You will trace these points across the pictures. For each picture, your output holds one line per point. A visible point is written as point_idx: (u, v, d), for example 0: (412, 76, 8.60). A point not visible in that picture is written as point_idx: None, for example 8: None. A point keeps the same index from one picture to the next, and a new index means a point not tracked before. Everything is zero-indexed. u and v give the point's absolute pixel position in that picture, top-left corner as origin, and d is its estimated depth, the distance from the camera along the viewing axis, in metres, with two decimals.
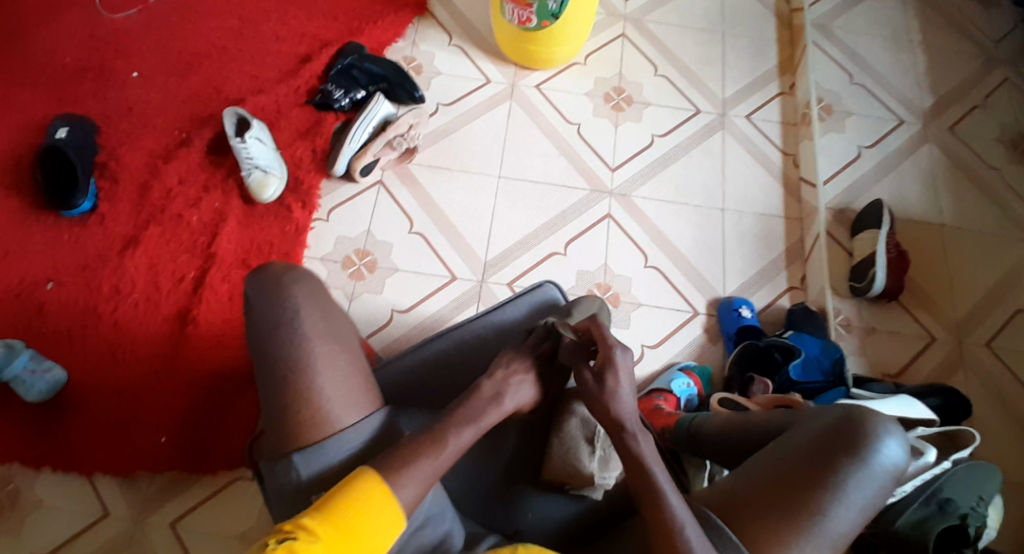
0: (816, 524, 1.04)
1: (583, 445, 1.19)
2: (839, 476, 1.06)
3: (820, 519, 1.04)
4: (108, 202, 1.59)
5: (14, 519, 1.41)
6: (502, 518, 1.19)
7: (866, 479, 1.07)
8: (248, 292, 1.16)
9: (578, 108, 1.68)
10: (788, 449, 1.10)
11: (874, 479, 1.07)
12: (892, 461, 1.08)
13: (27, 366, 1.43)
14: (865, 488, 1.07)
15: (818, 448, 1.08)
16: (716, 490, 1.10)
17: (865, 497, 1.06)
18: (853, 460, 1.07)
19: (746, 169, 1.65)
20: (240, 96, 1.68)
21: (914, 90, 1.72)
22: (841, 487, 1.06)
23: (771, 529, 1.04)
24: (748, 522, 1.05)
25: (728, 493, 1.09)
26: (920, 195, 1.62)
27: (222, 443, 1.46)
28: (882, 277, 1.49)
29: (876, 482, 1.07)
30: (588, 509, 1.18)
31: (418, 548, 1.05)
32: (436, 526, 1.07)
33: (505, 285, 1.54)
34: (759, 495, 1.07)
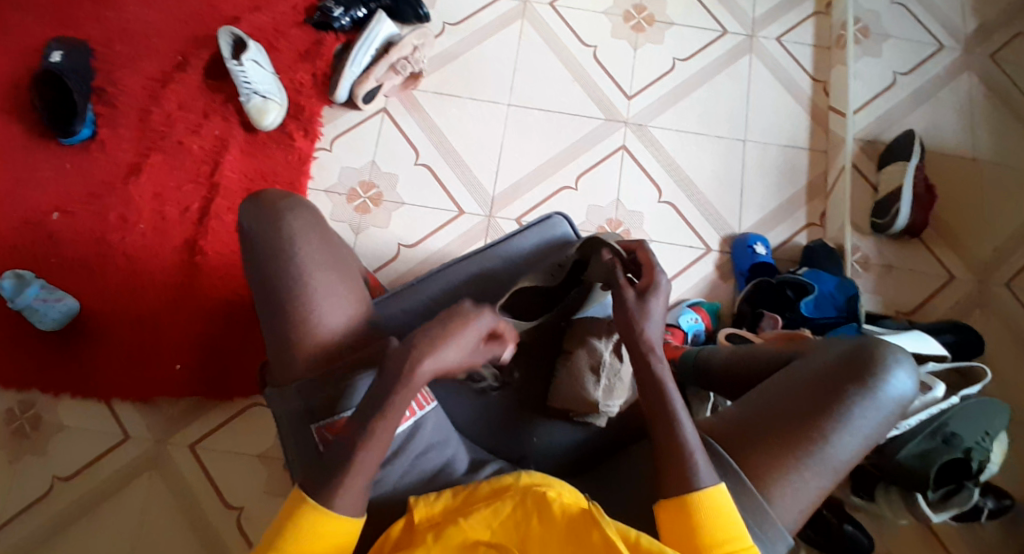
0: (817, 452, 1.03)
1: (588, 376, 1.17)
2: (844, 405, 1.04)
3: (822, 447, 1.03)
4: (109, 128, 1.55)
5: (40, 442, 1.47)
6: (508, 445, 1.20)
7: (872, 408, 1.05)
8: (242, 223, 1.13)
9: (594, 29, 1.58)
10: (795, 377, 1.08)
11: (881, 409, 1.05)
12: (900, 391, 1.06)
13: (39, 295, 1.42)
14: (870, 418, 1.05)
15: (824, 376, 1.06)
16: (720, 416, 1.09)
17: (870, 426, 1.05)
18: (859, 389, 1.05)
19: (772, 96, 1.55)
20: (237, 15, 1.59)
21: (960, 10, 1.58)
22: (845, 416, 1.04)
23: (771, 455, 1.03)
24: (748, 448, 1.04)
25: (732, 423, 1.08)
26: (956, 126, 1.52)
27: (237, 368, 1.49)
28: (907, 213, 1.42)
29: (882, 413, 1.05)
30: (590, 442, 1.19)
31: (419, 475, 1.08)
32: (440, 451, 1.11)
33: (513, 220, 1.49)
34: (763, 424, 1.05)
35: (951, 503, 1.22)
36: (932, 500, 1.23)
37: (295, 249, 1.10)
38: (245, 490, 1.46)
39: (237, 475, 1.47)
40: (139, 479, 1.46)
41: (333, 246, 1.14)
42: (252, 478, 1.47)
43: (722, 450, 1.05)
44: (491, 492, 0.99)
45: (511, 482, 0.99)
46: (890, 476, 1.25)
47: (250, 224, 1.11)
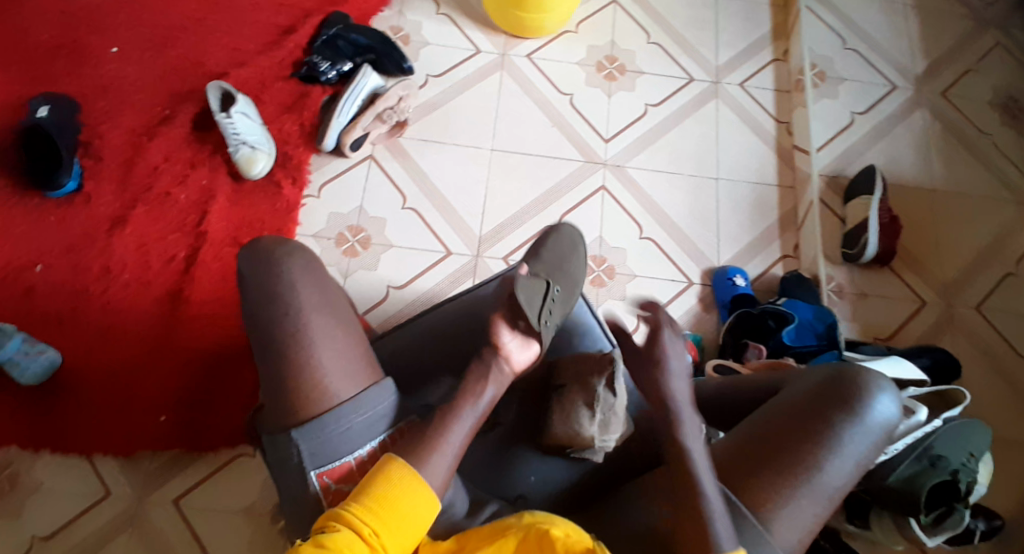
0: (811, 479, 1.03)
1: (582, 410, 1.12)
2: (833, 432, 1.05)
3: (816, 474, 1.04)
4: (93, 181, 1.56)
5: (16, 503, 1.39)
6: (501, 486, 1.17)
7: (860, 434, 1.06)
8: (240, 267, 1.12)
9: (570, 77, 1.67)
10: (782, 406, 1.10)
11: (869, 434, 1.06)
12: (886, 417, 1.07)
13: (21, 349, 1.39)
14: (859, 444, 1.06)
15: (811, 403, 1.08)
16: (712, 449, 1.10)
17: (860, 451, 1.06)
18: (847, 416, 1.06)
19: (740, 137, 1.64)
20: (223, 70, 1.64)
21: (906, 55, 1.71)
22: (835, 442, 1.05)
23: (767, 485, 1.03)
24: (743, 478, 1.05)
25: (724, 455, 1.08)
26: (912, 159, 1.62)
27: (219, 423, 1.44)
28: (874, 243, 1.50)
29: (870, 438, 1.06)
30: (587, 472, 1.18)
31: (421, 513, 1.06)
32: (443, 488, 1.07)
33: (500, 259, 1.53)
34: (755, 455, 1.06)
35: (945, 526, 1.22)
36: (926, 524, 1.23)
37: (291, 294, 1.09)
38: (231, 550, 1.39)
39: (221, 534, 1.40)
40: (120, 539, 1.38)
41: (327, 289, 1.13)
42: (235, 537, 1.40)
43: (718, 482, 1.05)
44: (491, 532, 0.99)
45: (513, 521, 0.99)
46: (880, 500, 1.25)
47: (247, 264, 1.11)
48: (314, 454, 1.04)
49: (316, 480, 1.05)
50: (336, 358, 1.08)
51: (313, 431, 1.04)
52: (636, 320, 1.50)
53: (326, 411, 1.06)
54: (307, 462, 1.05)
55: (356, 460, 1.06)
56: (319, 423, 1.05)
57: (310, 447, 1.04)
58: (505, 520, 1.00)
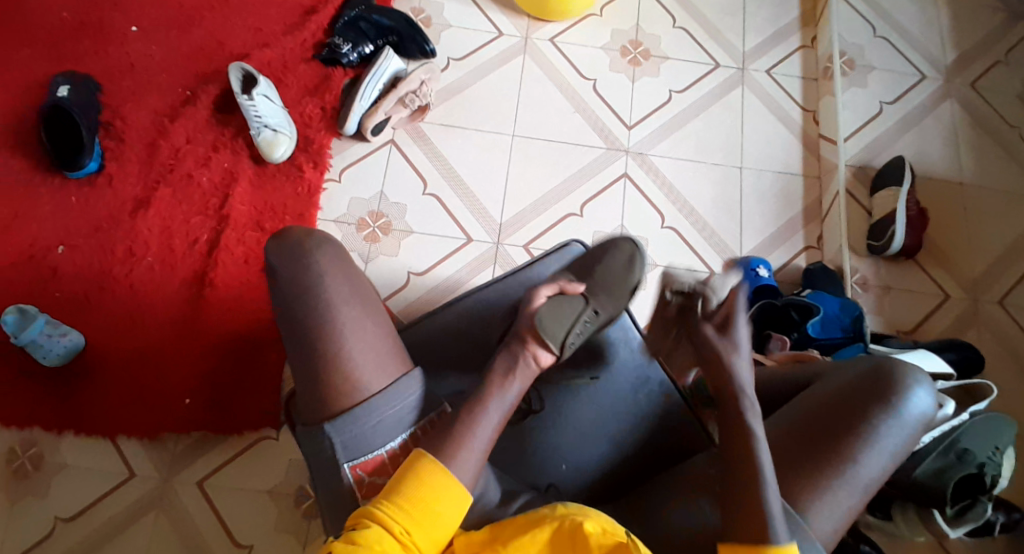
0: (846, 470, 1.04)
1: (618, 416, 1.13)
2: (869, 425, 1.06)
3: (851, 466, 1.04)
4: (115, 162, 1.56)
5: (42, 483, 1.41)
6: (533, 472, 1.18)
7: (896, 427, 1.06)
8: (269, 259, 1.12)
9: (594, 63, 1.64)
10: (817, 399, 1.10)
11: (905, 427, 1.07)
12: (922, 410, 1.07)
13: (44, 331, 1.39)
14: (895, 436, 1.06)
15: (846, 396, 1.08)
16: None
17: (896, 443, 1.06)
18: (882, 409, 1.06)
19: (765, 125, 1.62)
20: (243, 50, 1.63)
21: (937, 44, 1.68)
22: (870, 435, 1.05)
23: (802, 477, 1.05)
24: (778, 471, 1.06)
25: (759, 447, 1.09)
26: (940, 151, 1.60)
27: (246, 404, 1.45)
28: (901, 236, 1.48)
29: (906, 431, 1.07)
30: (617, 457, 1.19)
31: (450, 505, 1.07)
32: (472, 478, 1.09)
33: (521, 248, 1.52)
34: (790, 447, 1.07)
35: (968, 518, 1.23)
36: (949, 517, 1.24)
37: (320, 285, 1.09)
38: (257, 529, 1.41)
39: (246, 513, 1.42)
40: (146, 519, 1.40)
41: (354, 280, 1.13)
42: (261, 516, 1.42)
43: None
44: (522, 525, 1.00)
45: (547, 513, 1.00)
46: (905, 493, 1.26)
47: (274, 256, 1.11)
48: (349, 446, 1.07)
49: (350, 472, 1.07)
50: (366, 351, 1.09)
51: (346, 423, 1.07)
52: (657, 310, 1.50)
53: (358, 404, 1.08)
54: (341, 454, 1.07)
55: (389, 453, 1.09)
56: (352, 416, 1.07)
57: (343, 440, 1.07)
58: (535, 513, 1.01)
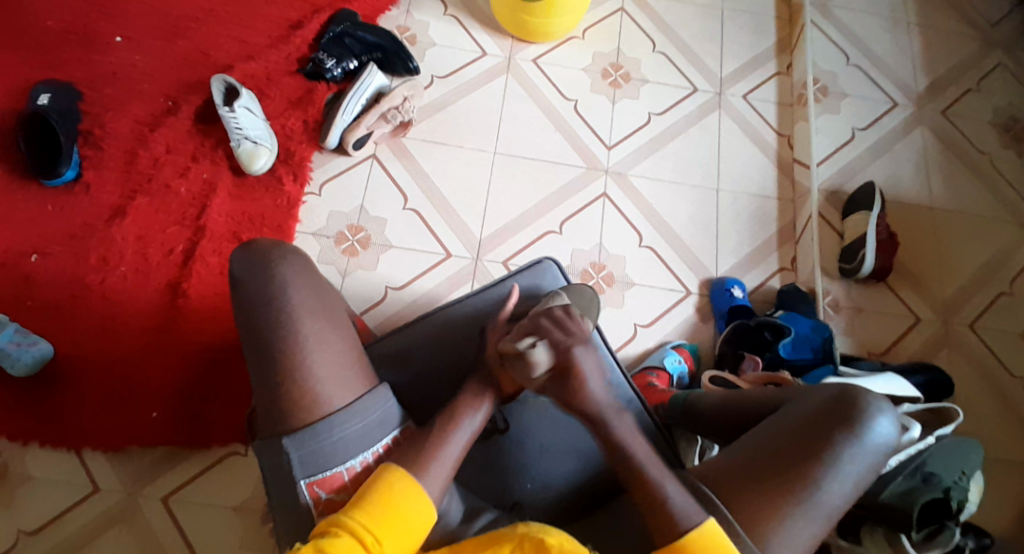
0: (809, 496, 1.06)
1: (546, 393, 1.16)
2: (832, 451, 1.08)
3: (814, 491, 1.06)
4: (93, 170, 1.55)
5: (6, 495, 1.39)
6: (502, 492, 1.19)
7: (859, 454, 1.08)
8: (233, 271, 1.13)
9: (575, 84, 1.67)
10: (784, 424, 1.12)
11: (868, 454, 1.09)
12: (884, 438, 1.09)
13: (13, 340, 1.38)
14: (858, 464, 1.08)
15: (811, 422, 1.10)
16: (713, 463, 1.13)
17: (858, 470, 1.08)
18: (847, 436, 1.08)
19: (742, 148, 1.65)
20: (229, 63, 1.63)
21: (909, 73, 1.73)
22: (834, 462, 1.07)
23: (767, 501, 1.06)
24: (744, 492, 1.07)
25: (723, 470, 1.11)
26: (911, 177, 1.63)
27: (219, 417, 1.44)
28: (871, 259, 1.51)
29: (868, 459, 1.09)
30: (588, 475, 1.21)
31: None
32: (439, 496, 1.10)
33: (500, 264, 1.53)
34: (754, 471, 1.09)
35: (937, 542, 1.24)
36: (918, 541, 1.24)
37: (286, 297, 1.10)
38: (222, 546, 1.39)
39: (211, 530, 1.40)
40: (110, 532, 1.38)
41: (324, 295, 1.14)
42: (227, 533, 1.40)
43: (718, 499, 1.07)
44: (487, 539, 1.02)
45: (507, 531, 1.02)
46: (876, 517, 1.26)
47: (242, 271, 1.12)
48: (306, 462, 1.06)
49: (307, 490, 1.06)
50: (331, 364, 1.10)
51: (306, 439, 1.06)
52: (633, 328, 1.52)
53: (320, 418, 1.07)
54: (299, 470, 1.06)
55: (348, 472, 1.08)
56: (313, 431, 1.06)
57: (301, 454, 1.06)
58: (501, 533, 1.02)
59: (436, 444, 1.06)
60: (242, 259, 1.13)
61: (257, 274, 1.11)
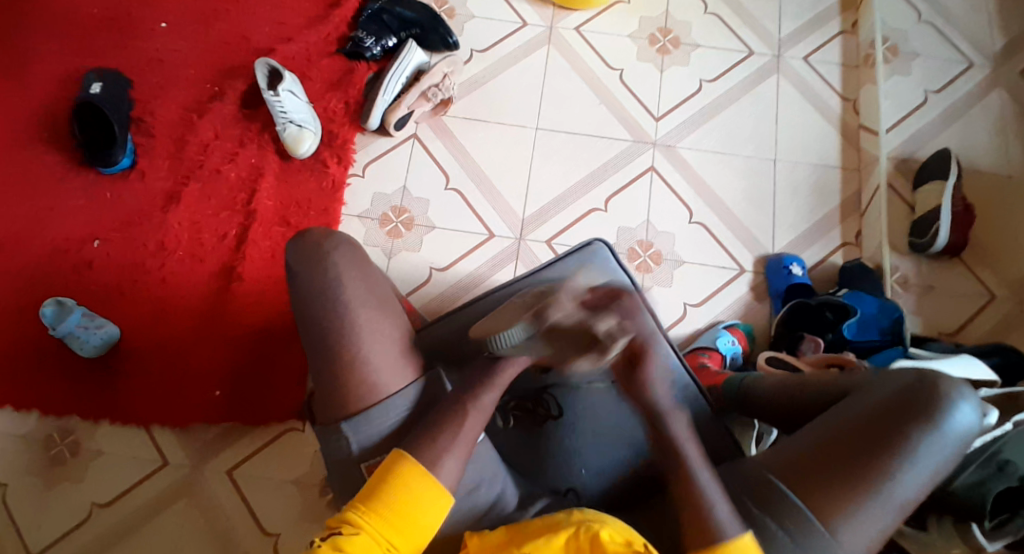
0: (882, 488, 1.02)
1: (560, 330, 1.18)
2: (909, 441, 1.03)
3: (888, 484, 1.02)
4: (146, 158, 1.58)
5: (78, 469, 1.45)
6: (553, 479, 1.21)
7: (938, 444, 1.03)
8: (286, 260, 1.16)
9: (620, 53, 1.60)
10: (857, 410, 1.07)
11: (947, 444, 1.04)
12: (964, 425, 1.04)
13: (81, 323, 1.42)
14: (935, 454, 1.03)
15: (886, 409, 1.05)
16: (779, 450, 1.09)
17: (936, 460, 1.03)
18: (924, 425, 1.03)
19: (801, 114, 1.56)
20: (270, 46, 1.63)
21: (987, 27, 1.58)
22: (909, 453, 1.03)
23: (835, 493, 1.02)
24: (816, 481, 1.04)
25: (791, 458, 1.07)
26: (989, 143, 1.51)
27: (276, 397, 1.48)
28: (946, 233, 1.40)
29: (946, 449, 1.04)
30: (641, 460, 1.21)
31: (468, 513, 1.11)
32: (491, 486, 1.14)
33: (544, 244, 1.50)
34: (822, 459, 1.05)
35: (1006, 531, 1.15)
36: (987, 529, 1.15)
37: (336, 288, 1.13)
38: (283, 519, 1.44)
39: (273, 501, 1.45)
40: (177, 505, 1.44)
41: (372, 281, 1.16)
42: (286, 506, 1.44)
43: (785, 489, 1.05)
44: (544, 526, 1.03)
45: (563, 518, 1.03)
46: (941, 507, 1.19)
47: (297, 263, 1.14)
48: (364, 443, 1.13)
49: (366, 471, 1.12)
50: (385, 352, 1.14)
51: (362, 423, 1.12)
52: (683, 308, 1.47)
53: (373, 404, 1.13)
54: (356, 452, 1.13)
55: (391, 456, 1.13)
56: (367, 414, 1.12)
57: (359, 438, 1.12)
58: (549, 519, 1.04)
59: (453, 427, 1.09)
60: (293, 245, 1.16)
61: (308, 264, 1.13)
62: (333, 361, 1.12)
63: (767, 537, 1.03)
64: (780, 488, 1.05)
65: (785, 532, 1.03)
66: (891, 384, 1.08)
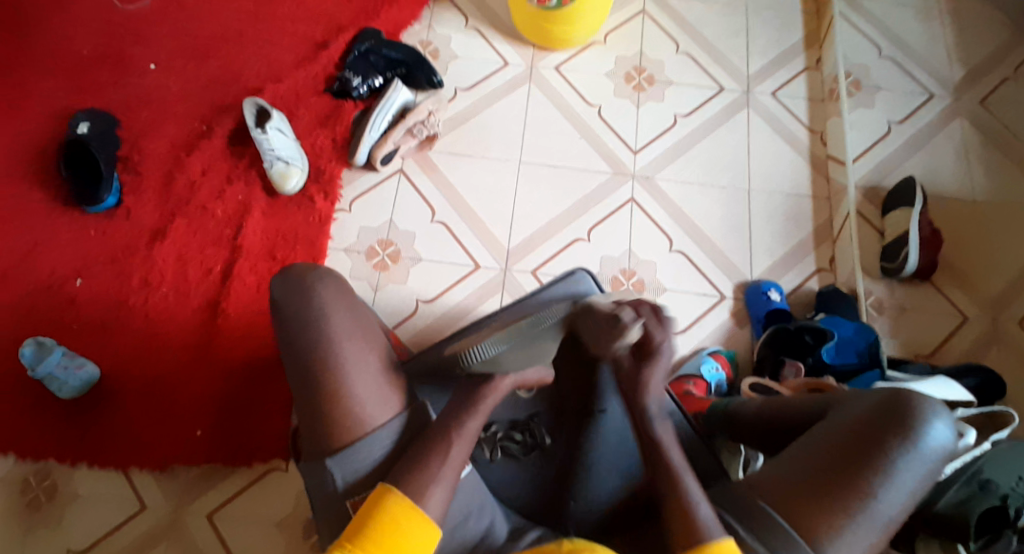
0: (866, 506, 1.03)
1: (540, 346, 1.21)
2: (889, 459, 1.05)
3: (872, 501, 1.04)
4: (133, 195, 1.59)
5: (54, 514, 1.42)
6: (550, 507, 1.22)
7: (917, 460, 1.06)
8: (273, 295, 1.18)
9: (599, 89, 1.66)
10: (836, 431, 1.09)
11: (924, 461, 1.06)
12: (940, 442, 1.07)
13: (62, 362, 1.41)
14: (914, 471, 1.06)
15: (865, 430, 1.08)
16: (762, 473, 1.11)
17: (915, 478, 1.05)
18: (903, 441, 1.06)
19: (772, 145, 1.63)
20: (258, 85, 1.67)
21: (944, 63, 1.68)
22: (889, 470, 1.05)
23: (821, 512, 1.04)
24: (800, 501, 1.05)
25: (776, 481, 1.08)
26: (952, 171, 1.58)
27: (261, 434, 1.46)
28: (915, 257, 1.47)
29: (924, 465, 1.06)
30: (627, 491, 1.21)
31: (464, 541, 1.11)
32: (480, 517, 1.14)
33: (529, 273, 1.53)
34: (805, 480, 1.07)
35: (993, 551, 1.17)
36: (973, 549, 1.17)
37: (325, 323, 1.15)
38: None
39: (256, 543, 1.42)
40: (158, 548, 1.41)
41: (359, 315, 1.19)
42: (270, 547, 1.42)
43: (772, 510, 1.06)
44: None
45: (551, 548, 1.03)
46: (930, 528, 1.21)
47: (281, 296, 1.17)
48: (352, 480, 1.12)
49: (351, 507, 1.11)
50: (371, 384, 1.14)
51: (347, 459, 1.12)
52: None
53: (360, 436, 1.12)
54: (341, 485, 1.12)
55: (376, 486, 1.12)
56: (352, 449, 1.12)
57: (344, 473, 1.11)
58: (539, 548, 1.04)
59: (440, 452, 1.09)
60: (279, 280, 1.19)
61: (296, 296, 1.16)
62: (325, 387, 1.13)
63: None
64: (768, 509, 1.05)
65: None
66: (868, 405, 1.10)
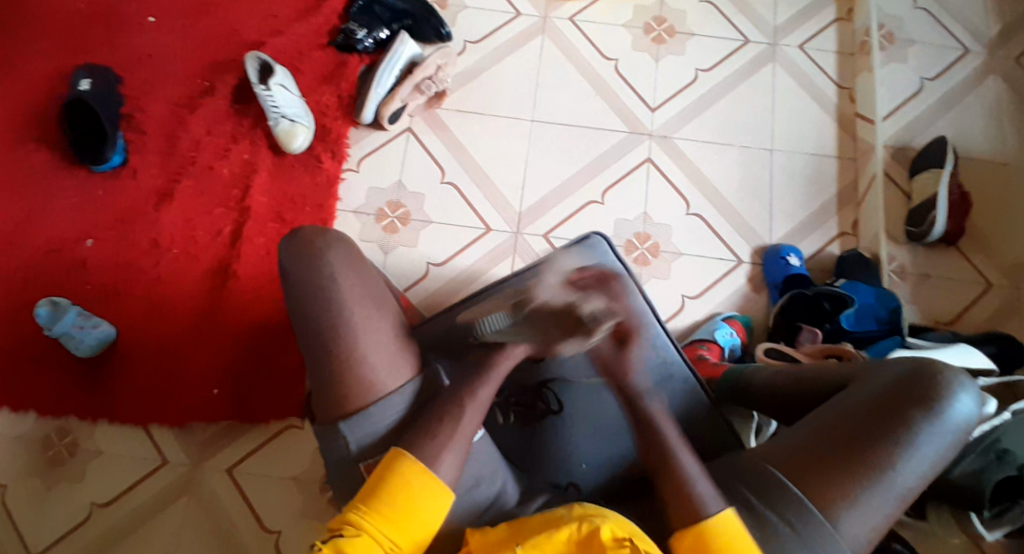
0: (882, 477, 1.01)
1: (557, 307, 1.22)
2: (909, 430, 1.02)
3: (889, 472, 1.01)
4: (138, 155, 1.57)
5: (77, 469, 1.45)
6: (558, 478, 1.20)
7: (938, 433, 1.03)
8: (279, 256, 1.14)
9: (615, 42, 1.59)
10: (854, 401, 1.07)
11: (945, 434, 1.03)
12: (963, 415, 1.04)
13: (76, 322, 1.42)
14: (934, 444, 1.03)
15: (884, 400, 1.05)
16: (776, 442, 1.08)
17: (934, 450, 1.03)
18: (922, 413, 1.03)
19: (797, 102, 1.56)
20: (260, 39, 1.61)
21: (982, 15, 1.58)
22: (908, 442, 1.02)
23: (834, 482, 1.01)
24: (815, 471, 1.03)
25: (790, 450, 1.06)
26: (984, 131, 1.50)
27: (275, 395, 1.47)
28: (943, 221, 1.41)
29: (945, 438, 1.03)
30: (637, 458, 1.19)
31: (472, 511, 1.10)
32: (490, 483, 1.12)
33: (541, 237, 1.49)
34: (820, 449, 1.04)
35: (1005, 519, 1.16)
36: (985, 518, 1.16)
37: (333, 287, 1.11)
38: (282, 515, 1.44)
39: (272, 499, 1.44)
40: (176, 504, 1.43)
41: (367, 278, 1.15)
42: (287, 504, 1.44)
43: (785, 479, 1.04)
44: (545, 522, 1.01)
45: (564, 514, 1.01)
46: (941, 496, 1.18)
47: (288, 261, 1.13)
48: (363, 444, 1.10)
49: (365, 471, 1.10)
50: (382, 350, 1.11)
51: (359, 422, 1.10)
52: (681, 300, 1.46)
53: (372, 402, 1.11)
54: (347, 457, 1.11)
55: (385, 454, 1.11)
56: (365, 414, 1.10)
57: (356, 437, 1.10)
58: (550, 513, 1.02)
59: (452, 421, 1.08)
60: (285, 241, 1.14)
61: (299, 263, 1.12)
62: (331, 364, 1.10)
63: (768, 529, 1.01)
64: (781, 478, 1.03)
65: (788, 524, 1.01)
66: (888, 375, 1.08)
